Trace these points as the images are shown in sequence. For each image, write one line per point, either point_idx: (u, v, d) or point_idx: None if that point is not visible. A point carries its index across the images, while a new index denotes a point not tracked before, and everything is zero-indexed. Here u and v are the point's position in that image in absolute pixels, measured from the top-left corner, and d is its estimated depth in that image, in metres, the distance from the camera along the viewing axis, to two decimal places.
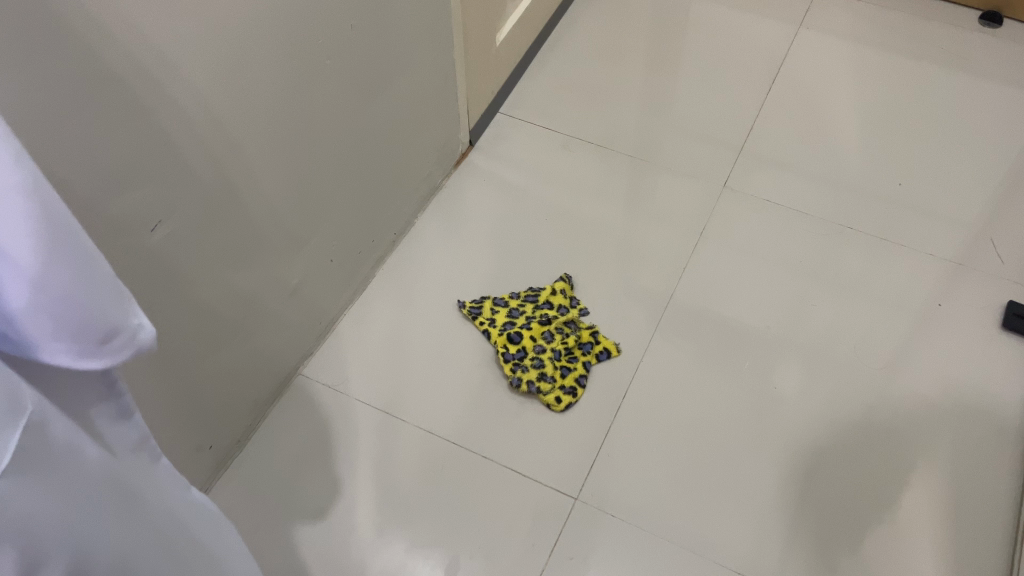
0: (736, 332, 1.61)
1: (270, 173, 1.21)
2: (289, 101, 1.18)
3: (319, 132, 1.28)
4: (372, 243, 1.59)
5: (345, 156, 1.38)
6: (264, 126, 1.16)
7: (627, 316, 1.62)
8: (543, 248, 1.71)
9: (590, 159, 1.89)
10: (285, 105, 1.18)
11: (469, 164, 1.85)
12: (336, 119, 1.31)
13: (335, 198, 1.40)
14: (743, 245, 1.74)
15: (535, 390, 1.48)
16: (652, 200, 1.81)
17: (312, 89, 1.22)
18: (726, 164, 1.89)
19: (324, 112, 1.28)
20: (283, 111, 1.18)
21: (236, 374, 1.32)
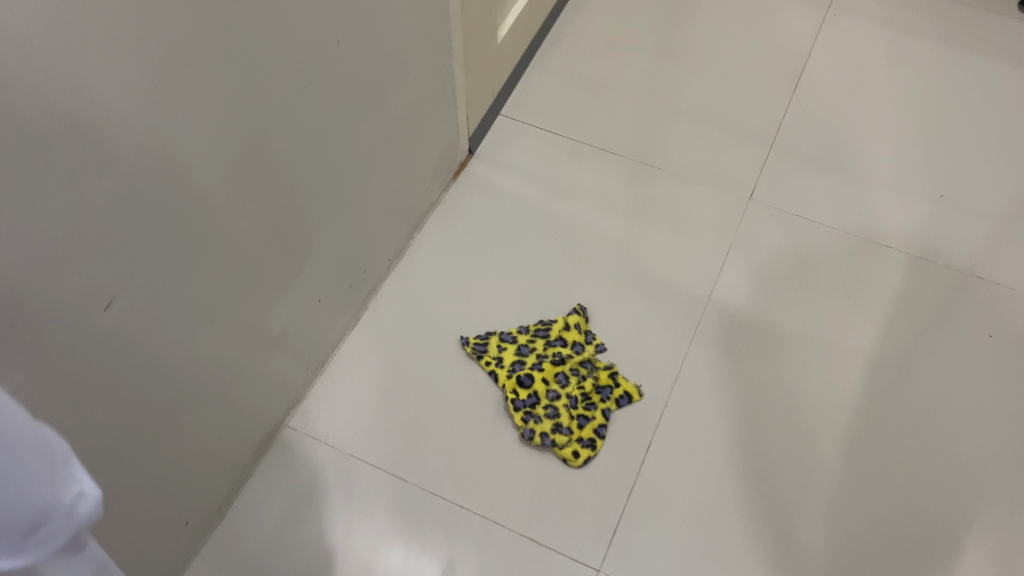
0: (772, 365, 1.45)
1: (244, 221, 1.04)
2: (266, 138, 1.01)
3: (302, 170, 1.12)
4: (364, 274, 1.43)
5: (332, 190, 1.21)
6: (238, 172, 0.99)
7: (650, 351, 1.46)
8: (552, 273, 1.55)
9: (602, 166, 1.71)
10: (263, 144, 1.01)
11: (469, 174, 1.68)
12: (322, 152, 1.14)
13: (321, 237, 1.24)
14: (775, 263, 1.58)
15: (551, 444, 1.33)
16: (672, 214, 1.64)
17: (292, 121, 1.05)
18: (752, 170, 1.71)
19: (308, 146, 1.11)
20: (260, 152, 1.01)
21: (212, 440, 1.17)
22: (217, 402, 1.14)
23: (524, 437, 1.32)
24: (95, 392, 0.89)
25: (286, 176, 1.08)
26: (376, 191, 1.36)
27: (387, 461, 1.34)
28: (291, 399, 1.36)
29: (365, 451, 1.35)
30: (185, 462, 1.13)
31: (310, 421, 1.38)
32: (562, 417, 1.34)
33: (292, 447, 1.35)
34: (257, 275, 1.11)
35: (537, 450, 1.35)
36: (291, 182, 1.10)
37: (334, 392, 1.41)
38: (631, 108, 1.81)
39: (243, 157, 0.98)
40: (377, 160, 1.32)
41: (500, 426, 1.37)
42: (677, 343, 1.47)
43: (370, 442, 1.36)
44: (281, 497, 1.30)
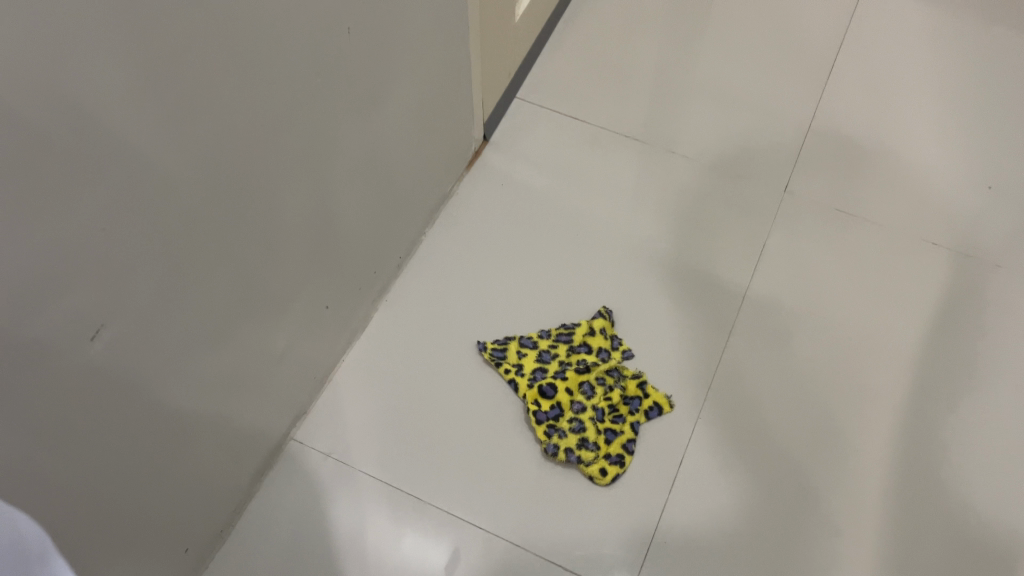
0: (810, 375, 1.36)
1: (245, 231, 0.94)
2: (267, 140, 0.91)
3: (308, 171, 1.02)
4: (373, 275, 1.34)
5: (339, 192, 1.11)
6: (238, 178, 0.89)
7: (679, 360, 1.37)
8: (574, 272, 1.45)
9: (626, 157, 1.60)
10: (266, 145, 0.91)
11: (484, 164, 1.58)
12: (329, 151, 1.04)
13: (328, 241, 1.14)
14: (813, 263, 1.48)
15: (576, 460, 1.24)
16: (702, 209, 1.54)
17: (298, 120, 0.95)
18: (787, 161, 1.61)
19: (314, 145, 1.00)
20: (263, 154, 0.91)
21: (211, 463, 1.08)
22: (216, 423, 1.06)
23: (548, 453, 1.24)
24: (83, 429, 0.80)
25: (290, 178, 0.98)
26: (386, 188, 1.26)
27: (402, 479, 1.25)
28: (297, 410, 1.28)
29: (380, 467, 1.27)
30: (183, 488, 1.04)
31: (319, 435, 1.29)
32: (588, 431, 1.25)
33: (300, 463, 1.27)
34: (258, 287, 1.02)
35: (562, 468, 1.26)
36: (296, 184, 1.01)
37: (344, 403, 1.32)
38: (657, 94, 1.70)
39: (244, 161, 0.88)
40: (387, 155, 1.22)
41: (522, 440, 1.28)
42: (709, 351, 1.38)
43: (384, 457, 1.27)
44: (289, 519, 1.22)
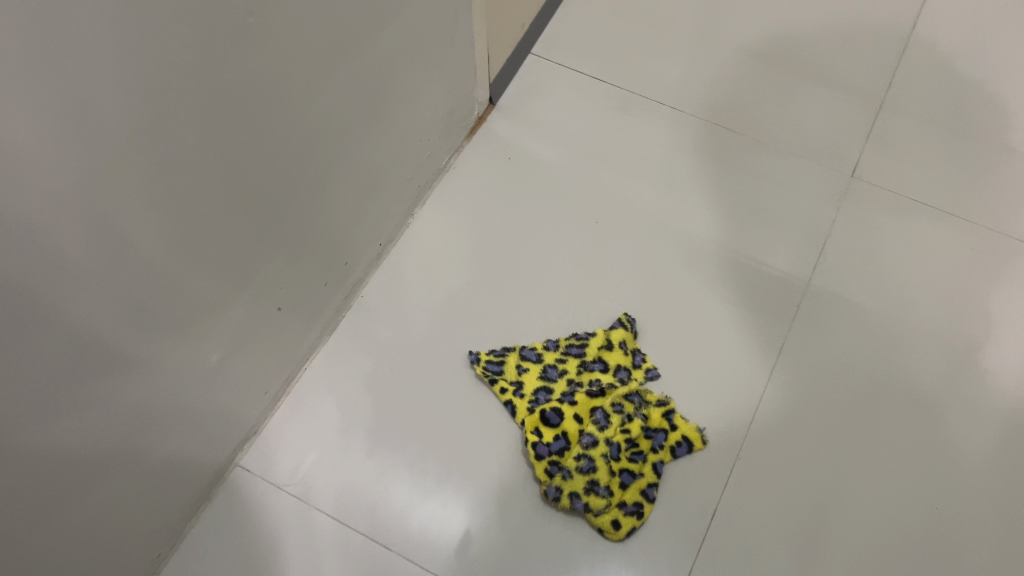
0: (878, 405, 1.10)
1: (148, 226, 0.70)
2: (179, 105, 0.66)
3: (247, 144, 0.77)
4: (344, 267, 1.10)
5: (291, 166, 0.87)
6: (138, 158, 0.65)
7: (715, 381, 1.11)
8: (590, 268, 1.20)
9: (659, 128, 1.34)
10: (185, 114, 0.67)
11: (488, 132, 1.32)
12: (276, 116, 0.80)
13: (276, 229, 0.90)
14: (885, 264, 1.21)
15: (584, 508, 1.00)
16: (749, 194, 1.27)
17: (231, 77, 0.70)
18: (856, 137, 1.33)
19: (254, 110, 0.76)
20: (181, 125, 0.67)
21: (118, 508, 0.86)
22: (124, 463, 0.83)
23: (549, 498, 1.00)
24: None
25: (221, 154, 0.74)
26: (358, 161, 1.01)
27: (369, 523, 1.03)
28: (244, 431, 1.05)
29: (342, 506, 1.04)
30: (78, 542, 0.82)
31: (272, 461, 1.07)
32: (600, 472, 1.01)
33: (245, 496, 1.04)
34: (173, 293, 0.78)
35: (565, 514, 1.03)
36: (230, 162, 0.76)
37: (304, 422, 1.09)
38: (701, 53, 1.42)
39: (145, 131, 0.64)
40: (358, 120, 0.97)
41: (517, 478, 1.05)
42: (753, 370, 1.12)
43: (348, 492, 1.05)
44: (228, 566, 1.00)
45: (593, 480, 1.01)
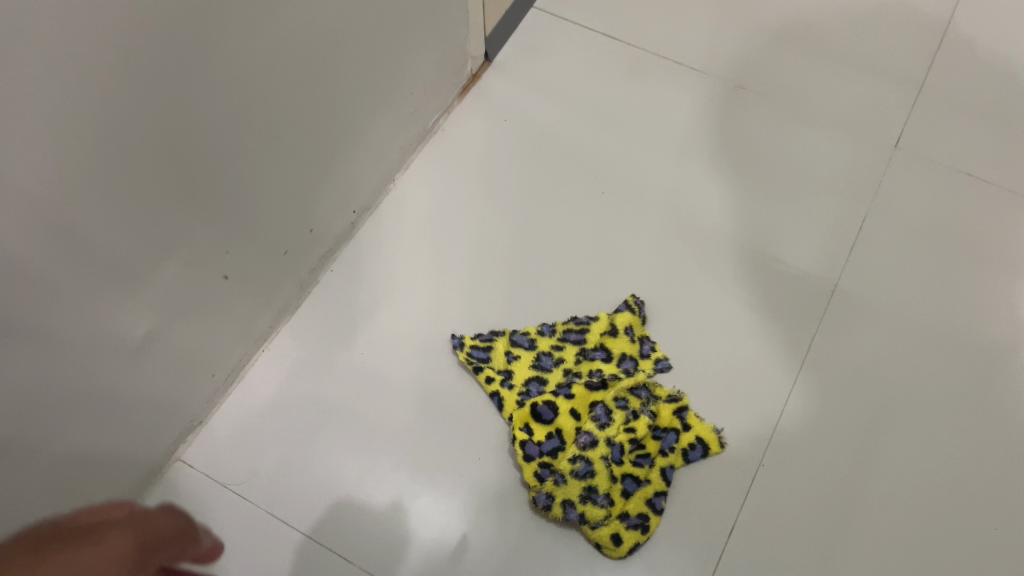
0: (924, 408, 0.96)
1: (43, 168, 0.55)
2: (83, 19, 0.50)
3: (187, 76, 0.63)
4: (310, 235, 0.95)
5: (244, 111, 0.73)
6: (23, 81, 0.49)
7: (736, 376, 0.97)
8: (593, 246, 1.06)
9: (677, 91, 1.19)
10: (85, 22, 0.51)
11: (484, 92, 1.17)
12: (225, 44, 0.65)
13: (224, 185, 0.76)
14: (932, 246, 1.06)
15: (579, 519, 0.85)
16: (777, 165, 1.12)
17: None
18: (901, 102, 1.17)
19: (191, 33, 0.60)
20: (77, 34, 0.51)
21: (18, 510, 0.72)
22: (23, 457, 0.69)
23: (538, 506, 0.86)
24: None
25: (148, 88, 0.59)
26: (327, 110, 0.87)
27: (332, 532, 0.89)
28: (187, 420, 0.91)
29: (301, 512, 0.90)
30: None
31: (220, 457, 0.93)
32: (599, 477, 0.87)
33: (186, 496, 0.90)
34: (85, 258, 0.64)
35: (555, 526, 0.89)
36: (161, 98, 0.61)
37: (260, 412, 0.95)
38: (726, 8, 1.27)
39: (29, 40, 0.49)
40: (330, 63, 0.83)
41: (504, 483, 0.91)
42: (780, 365, 0.98)
43: (305, 496, 0.91)
44: None
45: (591, 486, 0.86)
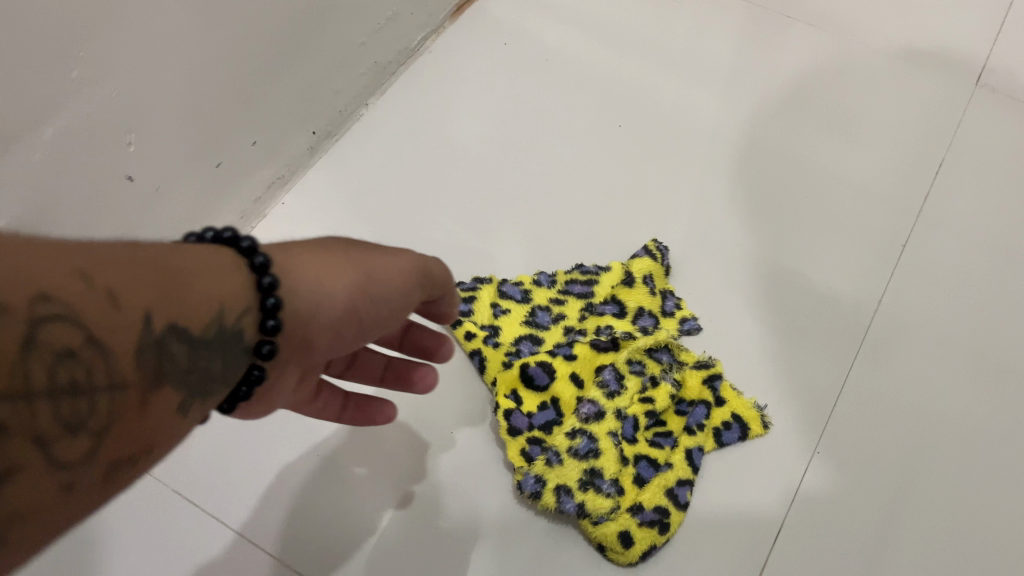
0: (998, 385, 0.79)
1: None
2: None
3: None
4: (254, 150, 0.79)
5: None
6: None
7: (767, 338, 0.81)
8: (598, 177, 0.93)
9: (706, 18, 1.05)
10: None
11: (482, 15, 1.05)
12: None
13: (135, 36, 0.59)
14: (985, 187, 0.91)
15: (577, 510, 0.66)
16: (828, 103, 0.98)
17: None
18: (977, 40, 1.02)
19: None
20: None
21: None
22: None
23: (524, 492, 0.67)
24: None
25: None
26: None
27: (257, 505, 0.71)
28: None
29: (216, 483, 0.72)
30: None
31: None
32: (605, 458, 0.69)
33: None
34: None
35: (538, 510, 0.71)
36: None
37: None
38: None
39: None
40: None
41: (480, 456, 0.74)
42: (827, 325, 0.83)
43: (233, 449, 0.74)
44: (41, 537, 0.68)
45: (594, 469, 0.68)
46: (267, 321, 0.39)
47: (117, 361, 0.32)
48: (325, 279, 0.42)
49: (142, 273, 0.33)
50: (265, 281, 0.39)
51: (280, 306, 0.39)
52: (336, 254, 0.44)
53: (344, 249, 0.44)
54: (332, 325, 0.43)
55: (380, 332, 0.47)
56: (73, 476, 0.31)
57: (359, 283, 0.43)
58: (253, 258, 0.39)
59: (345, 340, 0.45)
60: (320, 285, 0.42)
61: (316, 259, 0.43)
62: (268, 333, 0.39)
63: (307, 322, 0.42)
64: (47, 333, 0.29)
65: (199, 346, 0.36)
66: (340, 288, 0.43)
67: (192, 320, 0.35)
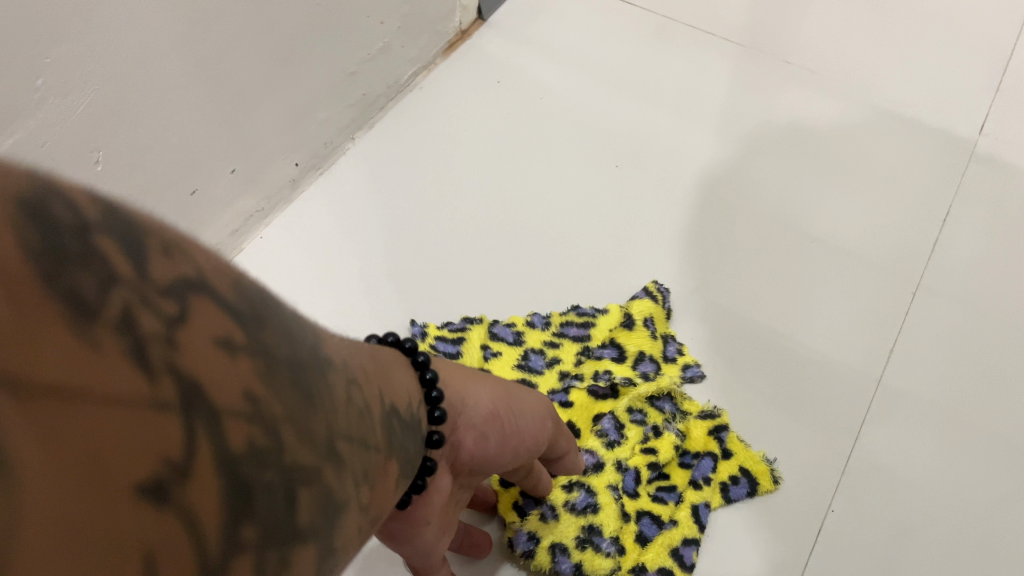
0: (1002, 459, 0.76)
1: None
2: None
3: None
4: (232, 177, 0.78)
5: None
6: None
7: (758, 405, 0.78)
8: (590, 217, 0.90)
9: (705, 60, 1.02)
10: None
11: (475, 51, 1.02)
12: None
13: (100, 49, 0.59)
14: (986, 235, 0.88)
15: (573, 570, 0.62)
16: (830, 149, 0.95)
17: None
18: (983, 86, 0.99)
19: None
20: None
21: None
22: None
23: (516, 550, 0.63)
24: None
25: None
26: (259, 14, 0.70)
27: None
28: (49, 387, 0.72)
29: None
30: None
31: None
32: (603, 515, 0.64)
33: None
34: None
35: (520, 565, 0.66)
36: None
37: None
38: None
39: None
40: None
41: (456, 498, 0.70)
42: (823, 389, 0.79)
43: None
44: None
45: (592, 526, 0.63)
46: (435, 411, 0.43)
47: (377, 423, 0.33)
48: (469, 386, 0.48)
49: (368, 364, 0.36)
50: (428, 376, 0.43)
51: (442, 399, 0.43)
52: (478, 373, 0.50)
53: (484, 371, 0.51)
54: (477, 425, 0.48)
55: (523, 445, 0.51)
56: (367, 523, 0.32)
57: (500, 397, 0.50)
58: (416, 357, 0.44)
59: (490, 450, 0.49)
60: (466, 388, 0.48)
61: (463, 372, 0.49)
62: (435, 422, 0.43)
63: (456, 417, 0.47)
64: (359, 393, 0.32)
65: (405, 426, 0.38)
66: (483, 394, 0.49)
67: (400, 402, 0.38)
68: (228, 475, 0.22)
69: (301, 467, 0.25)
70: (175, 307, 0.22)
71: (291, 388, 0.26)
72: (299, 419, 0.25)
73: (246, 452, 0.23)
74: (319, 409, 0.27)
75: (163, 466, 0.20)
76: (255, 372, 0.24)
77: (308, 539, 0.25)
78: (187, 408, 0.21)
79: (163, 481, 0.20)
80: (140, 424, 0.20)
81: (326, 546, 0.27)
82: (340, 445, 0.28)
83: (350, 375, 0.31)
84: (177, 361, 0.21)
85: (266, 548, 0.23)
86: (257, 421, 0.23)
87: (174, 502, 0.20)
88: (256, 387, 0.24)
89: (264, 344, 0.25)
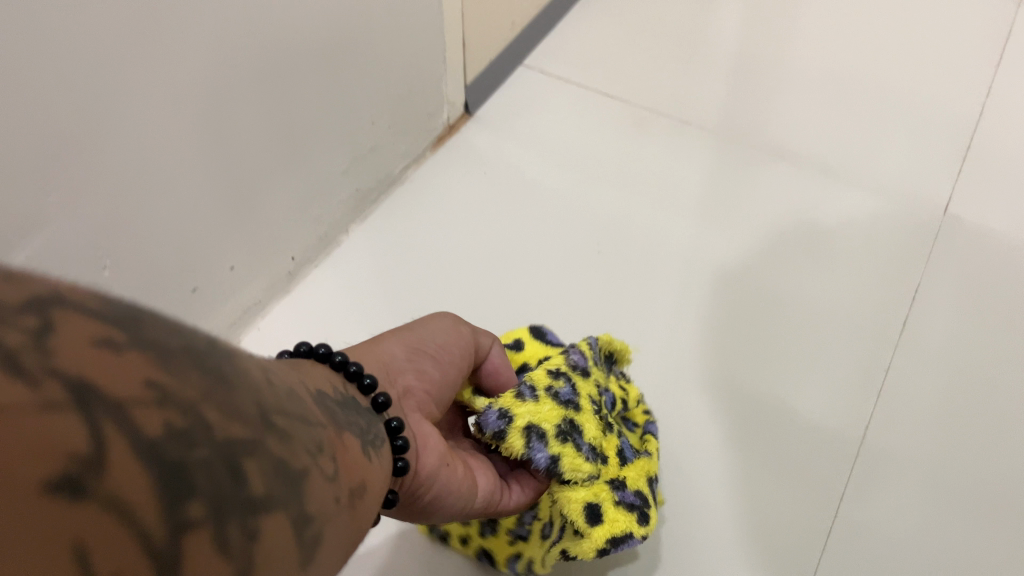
0: (991, 522, 0.78)
1: None
2: None
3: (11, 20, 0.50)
4: (231, 273, 0.82)
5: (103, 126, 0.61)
6: None
7: (744, 479, 0.81)
8: (576, 301, 0.93)
9: (683, 149, 1.07)
10: None
11: (462, 144, 1.08)
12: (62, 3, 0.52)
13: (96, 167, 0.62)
14: (960, 305, 0.91)
15: (549, 461, 0.57)
16: (805, 225, 0.99)
17: None
18: (949, 162, 1.03)
19: None
20: None
21: None
22: None
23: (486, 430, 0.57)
24: None
25: None
26: (257, 111, 0.74)
27: None
28: None
29: None
30: None
31: None
32: (582, 414, 0.60)
33: None
34: None
35: None
36: None
37: None
38: (744, 70, 1.16)
39: None
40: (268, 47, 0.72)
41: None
42: (806, 461, 0.82)
43: None
44: None
45: (574, 422, 0.59)
46: (364, 381, 0.45)
47: (310, 406, 0.35)
48: (380, 349, 0.53)
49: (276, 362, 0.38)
50: (336, 356, 0.45)
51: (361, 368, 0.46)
52: (378, 338, 0.54)
53: (377, 335, 0.55)
54: (408, 368, 0.53)
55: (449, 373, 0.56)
56: (338, 492, 0.33)
57: (407, 340, 0.55)
58: (333, 357, 0.45)
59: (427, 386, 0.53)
60: (377, 348, 0.52)
61: (364, 344, 0.53)
62: (371, 390, 0.45)
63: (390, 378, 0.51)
64: (317, 435, 0.33)
65: (342, 406, 0.40)
66: (396, 349, 0.53)
67: (322, 385, 0.40)
68: (151, 460, 0.23)
69: (237, 440, 0.26)
70: (35, 320, 0.22)
71: (194, 370, 0.26)
72: (215, 395, 0.26)
73: (166, 434, 0.23)
74: (232, 386, 0.28)
75: (140, 532, 0.21)
76: (150, 361, 0.24)
77: (273, 507, 0.27)
78: (82, 405, 0.21)
79: (74, 475, 0.20)
80: (29, 427, 0.20)
81: (297, 510, 0.29)
82: (274, 417, 0.30)
83: (263, 367, 0.33)
84: (55, 364, 0.22)
85: (223, 518, 0.24)
86: (168, 405, 0.24)
87: (94, 493, 0.21)
88: (158, 374, 0.24)
89: (151, 340, 0.25)
